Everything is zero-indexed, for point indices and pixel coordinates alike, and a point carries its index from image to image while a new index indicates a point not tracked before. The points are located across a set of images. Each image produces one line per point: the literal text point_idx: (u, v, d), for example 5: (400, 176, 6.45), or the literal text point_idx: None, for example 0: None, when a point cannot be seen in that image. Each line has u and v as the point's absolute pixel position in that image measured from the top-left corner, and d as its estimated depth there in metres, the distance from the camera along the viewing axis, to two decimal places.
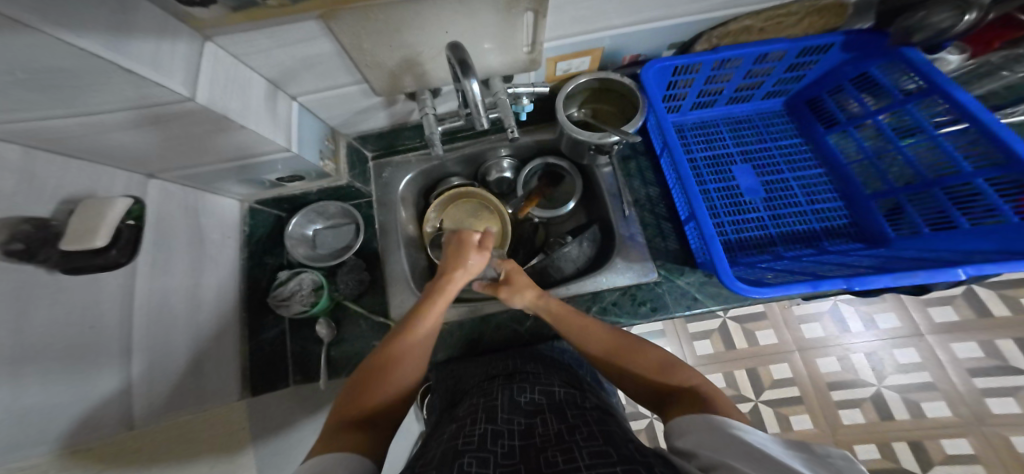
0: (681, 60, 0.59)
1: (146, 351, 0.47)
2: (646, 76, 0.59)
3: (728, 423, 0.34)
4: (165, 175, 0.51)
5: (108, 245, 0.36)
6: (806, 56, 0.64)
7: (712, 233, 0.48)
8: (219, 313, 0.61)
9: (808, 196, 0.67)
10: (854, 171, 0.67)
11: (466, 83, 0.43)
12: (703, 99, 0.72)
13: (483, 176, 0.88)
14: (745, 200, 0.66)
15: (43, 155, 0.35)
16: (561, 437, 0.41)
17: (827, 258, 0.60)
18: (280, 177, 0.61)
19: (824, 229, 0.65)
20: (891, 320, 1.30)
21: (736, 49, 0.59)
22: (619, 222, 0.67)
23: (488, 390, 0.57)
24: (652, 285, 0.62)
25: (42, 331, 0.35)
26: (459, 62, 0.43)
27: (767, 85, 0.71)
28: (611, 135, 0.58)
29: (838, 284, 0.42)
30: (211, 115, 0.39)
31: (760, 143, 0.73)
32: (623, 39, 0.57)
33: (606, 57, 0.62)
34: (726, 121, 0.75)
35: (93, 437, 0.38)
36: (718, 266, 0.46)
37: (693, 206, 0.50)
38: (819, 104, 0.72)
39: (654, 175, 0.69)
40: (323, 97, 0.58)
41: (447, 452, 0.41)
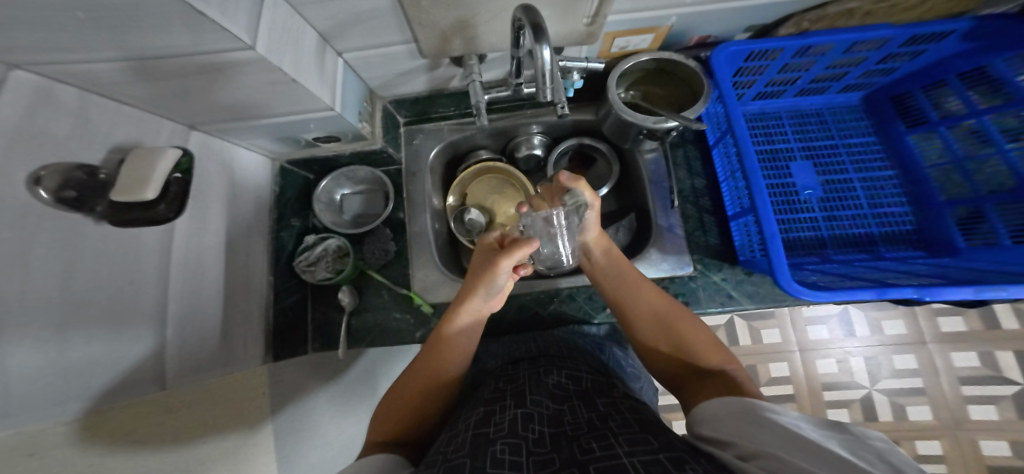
0: (760, 44, 0.55)
1: (180, 310, 0.46)
2: (716, 60, 0.56)
3: (764, 408, 0.33)
4: (206, 127, 0.49)
5: (156, 198, 0.33)
6: (914, 44, 0.58)
7: (773, 233, 0.45)
8: (249, 276, 0.59)
9: (871, 200, 0.66)
10: (933, 175, 0.65)
11: (538, 50, 0.38)
12: (771, 88, 0.68)
13: (511, 152, 0.83)
14: (800, 198, 0.64)
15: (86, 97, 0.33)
16: (594, 426, 0.41)
17: (882, 264, 0.59)
18: (317, 137, 0.58)
19: (882, 233, 0.63)
20: (898, 327, 1.31)
21: (826, 35, 0.55)
22: (658, 212, 0.63)
23: (514, 376, 0.56)
24: (685, 279, 0.60)
25: (87, 286, 0.34)
26: (532, 26, 0.38)
27: (850, 77, 0.67)
28: (669, 120, 0.51)
29: (908, 293, 0.41)
30: (265, 66, 0.36)
31: (827, 140, 0.70)
32: (695, 19, 0.53)
33: (671, 37, 0.57)
34: (791, 114, 0.72)
35: (133, 393, 0.38)
36: (776, 267, 0.44)
37: (754, 201, 0.47)
38: (906, 101, 0.69)
39: (702, 165, 0.65)
40: (368, 56, 0.54)
41: (478, 438, 0.40)
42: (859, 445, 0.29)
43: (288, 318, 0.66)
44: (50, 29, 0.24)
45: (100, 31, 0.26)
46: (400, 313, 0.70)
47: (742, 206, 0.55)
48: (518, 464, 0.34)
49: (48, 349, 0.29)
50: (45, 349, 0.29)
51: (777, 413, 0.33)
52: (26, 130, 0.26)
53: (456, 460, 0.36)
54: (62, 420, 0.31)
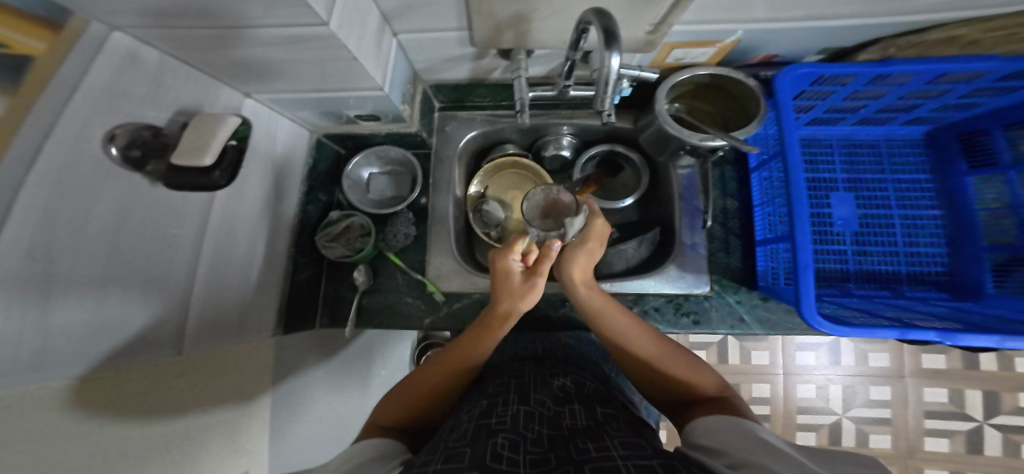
0: (831, 69, 0.49)
1: (207, 276, 0.45)
2: (780, 79, 0.48)
3: (759, 430, 0.36)
4: (260, 96, 0.49)
5: (212, 164, 0.33)
6: (1009, 81, 0.50)
7: (807, 264, 0.41)
8: (272, 246, 0.59)
9: (907, 236, 0.61)
10: (985, 218, 0.59)
11: (606, 58, 0.34)
12: (830, 114, 0.62)
13: (538, 150, 0.82)
14: (830, 230, 0.61)
15: (133, 45, 0.32)
16: (592, 430, 0.41)
17: (902, 303, 0.56)
18: (359, 115, 0.58)
19: (910, 273, 0.60)
20: (882, 360, 1.36)
21: (911, 64, 0.47)
22: (683, 229, 0.64)
23: (521, 374, 0.56)
24: (700, 298, 0.61)
25: (133, 246, 0.34)
26: (601, 32, 0.33)
27: (922, 110, 0.60)
28: (716, 139, 0.47)
29: (931, 335, 0.41)
30: (333, 42, 0.36)
31: (875, 173, 0.64)
32: (770, 36, 0.48)
33: (735, 53, 0.52)
34: (844, 143, 0.66)
35: (157, 355, 0.38)
36: (801, 297, 0.41)
37: (793, 229, 0.42)
38: (977, 138, 0.60)
39: (736, 187, 0.64)
40: (419, 40, 0.54)
41: (481, 427, 0.39)
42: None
43: (303, 292, 0.66)
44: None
45: None
46: (411, 298, 0.70)
47: (773, 232, 0.55)
48: (516, 461, 0.34)
49: (84, 306, 0.30)
50: (81, 304, 0.29)
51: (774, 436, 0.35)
52: (112, 90, 0.29)
53: (457, 445, 0.35)
54: (96, 376, 0.31)
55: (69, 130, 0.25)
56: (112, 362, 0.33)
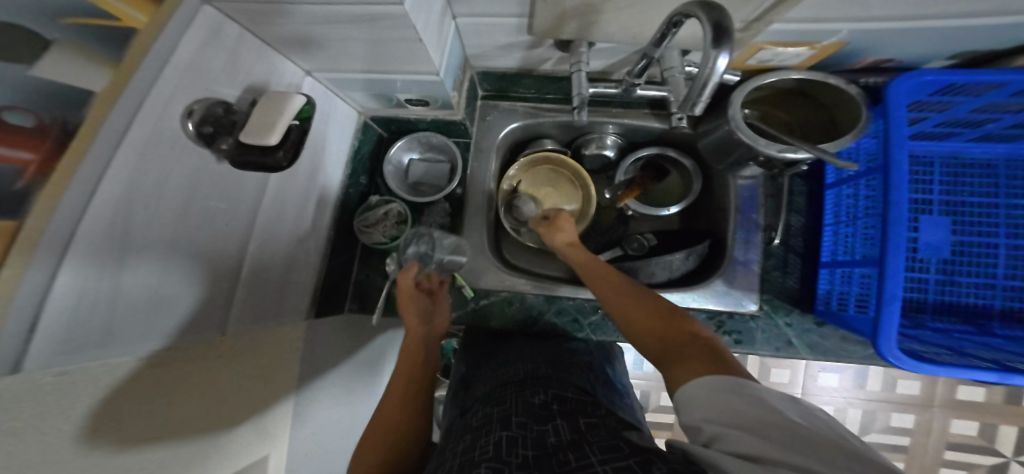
0: (965, 76, 0.45)
1: (256, 257, 0.45)
2: (895, 88, 0.44)
3: (750, 387, 0.32)
4: (318, 74, 0.48)
5: (276, 144, 0.32)
6: None
7: (894, 294, 0.39)
8: (315, 228, 0.59)
9: (1013, 269, 0.53)
10: None
11: (711, 58, 0.30)
12: (942, 124, 0.55)
13: (579, 147, 0.78)
14: (915, 257, 0.54)
15: (218, 19, 0.31)
16: (572, 435, 0.38)
17: (990, 344, 0.50)
18: (409, 99, 0.56)
19: (1005, 309, 0.52)
20: (910, 387, 1.30)
21: None
22: (735, 243, 0.60)
23: (500, 396, 0.50)
24: (747, 317, 0.58)
25: (192, 222, 0.33)
26: (708, 28, 0.29)
27: None
28: (799, 151, 0.44)
29: None
30: (404, 23, 0.34)
31: (986, 195, 0.54)
32: (885, 37, 0.42)
33: (837, 54, 0.47)
34: (949, 161, 0.56)
35: (207, 333, 0.38)
36: (881, 329, 0.39)
37: (883, 254, 0.39)
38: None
39: (804, 202, 0.59)
40: (478, 23, 0.51)
41: (464, 463, 0.36)
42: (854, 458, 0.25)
43: (337, 277, 0.65)
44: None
45: None
46: (441, 290, 0.69)
47: (846, 256, 0.51)
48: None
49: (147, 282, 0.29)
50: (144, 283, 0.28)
51: (775, 407, 0.30)
52: (195, 65, 0.29)
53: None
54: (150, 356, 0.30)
55: (156, 106, 0.26)
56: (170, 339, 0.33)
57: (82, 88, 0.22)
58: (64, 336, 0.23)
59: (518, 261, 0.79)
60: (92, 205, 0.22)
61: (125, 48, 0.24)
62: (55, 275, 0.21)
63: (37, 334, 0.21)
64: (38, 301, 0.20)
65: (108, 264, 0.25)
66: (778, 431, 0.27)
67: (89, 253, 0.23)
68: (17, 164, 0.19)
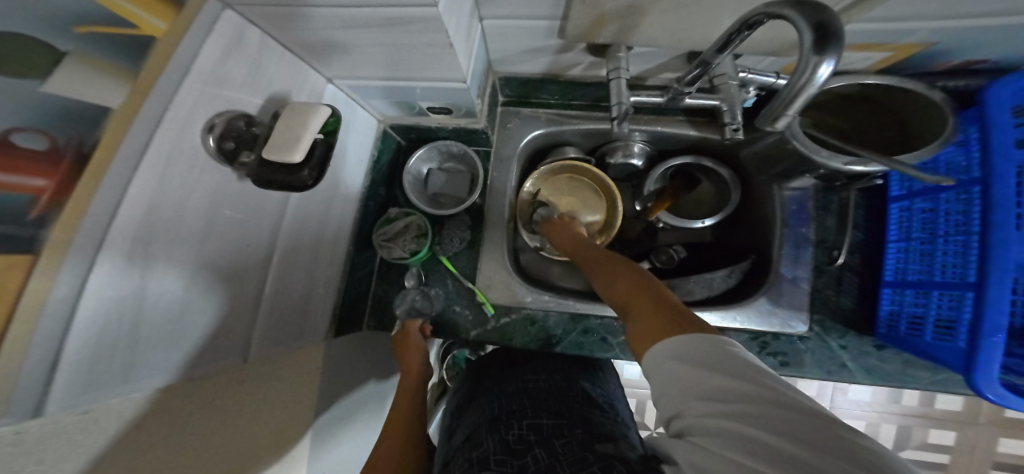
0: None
1: (278, 277, 0.42)
2: (993, 93, 0.39)
3: (714, 343, 0.30)
4: (339, 81, 0.45)
5: (302, 162, 0.29)
6: None
7: (997, 324, 0.35)
8: (335, 245, 0.56)
9: None
10: None
11: (810, 65, 0.26)
12: None
13: (603, 155, 0.74)
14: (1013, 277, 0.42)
15: (241, 23, 0.29)
16: (545, 462, 0.38)
17: None
18: (432, 107, 0.53)
19: None
20: (949, 402, 1.22)
21: None
22: (781, 259, 0.55)
23: (480, 432, 0.47)
24: (796, 338, 0.53)
25: (217, 245, 0.30)
26: (809, 29, 0.25)
27: None
28: (869, 165, 0.40)
29: None
30: (438, 26, 0.31)
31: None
32: (978, 36, 0.38)
33: (918, 55, 0.42)
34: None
35: (229, 363, 0.35)
36: (977, 363, 0.36)
37: (986, 281, 0.36)
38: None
39: (862, 217, 0.54)
40: (507, 26, 0.48)
41: None
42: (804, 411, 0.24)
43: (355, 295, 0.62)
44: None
45: None
46: (459, 307, 0.65)
47: (911, 275, 0.46)
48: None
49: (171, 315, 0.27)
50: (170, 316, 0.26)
51: (733, 363, 0.28)
52: (217, 73, 0.26)
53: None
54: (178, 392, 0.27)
55: (176, 121, 0.23)
56: (191, 374, 0.29)
57: (101, 104, 0.19)
58: (86, 381, 0.20)
59: (540, 275, 0.75)
60: (108, 236, 0.20)
61: (147, 57, 0.21)
62: (72, 316, 0.18)
63: (54, 384, 0.18)
64: (55, 347, 0.18)
65: (128, 300, 0.22)
66: (737, 396, 0.26)
67: (108, 288, 0.21)
68: (28, 193, 0.16)
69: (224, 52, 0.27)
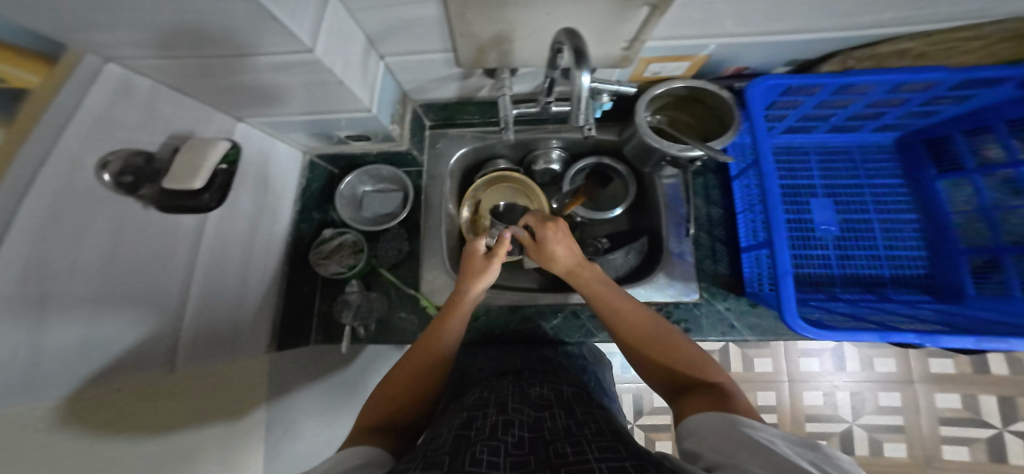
0: (798, 80, 0.51)
1: (201, 293, 0.46)
2: (750, 91, 0.52)
3: (740, 422, 0.33)
4: (251, 119, 0.51)
5: (202, 187, 0.35)
6: (957, 91, 0.53)
7: (785, 268, 0.44)
8: (267, 262, 0.60)
9: (887, 241, 0.61)
10: (956, 222, 0.59)
11: (577, 75, 0.39)
12: (805, 122, 0.63)
13: (529, 164, 0.83)
14: (813, 236, 0.60)
15: (127, 76, 0.34)
16: (570, 432, 0.39)
17: (889, 307, 0.55)
18: (348, 135, 0.60)
19: (892, 276, 0.59)
20: (888, 365, 1.24)
21: (873, 74, 0.50)
22: (671, 237, 0.66)
23: (498, 387, 0.52)
24: (690, 306, 0.62)
25: (124, 262, 0.34)
26: (573, 51, 0.38)
27: (888, 117, 0.61)
28: (695, 149, 0.53)
29: (909, 338, 0.41)
30: (321, 69, 0.38)
31: (852, 179, 0.64)
32: (735, 50, 0.51)
33: (709, 65, 0.56)
34: (820, 150, 0.66)
35: (148, 372, 0.38)
36: (783, 302, 0.44)
37: (771, 236, 0.46)
38: (944, 144, 0.61)
39: (720, 195, 0.67)
40: (405, 61, 0.56)
41: (460, 439, 0.36)
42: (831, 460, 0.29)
43: (296, 309, 0.66)
44: (123, 15, 0.26)
45: (176, 17, 0.28)
46: (405, 313, 0.70)
47: (756, 240, 0.57)
48: (497, 465, 0.32)
49: (92, 326, 0.31)
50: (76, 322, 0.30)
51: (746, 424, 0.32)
52: (106, 118, 0.31)
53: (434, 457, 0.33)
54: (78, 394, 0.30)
55: (65, 159, 0.27)
56: (104, 377, 0.33)
57: None
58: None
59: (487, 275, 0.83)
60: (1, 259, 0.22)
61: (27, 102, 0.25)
62: None
63: None
64: None
65: (25, 329, 0.25)
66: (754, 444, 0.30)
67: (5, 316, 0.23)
68: None
69: (113, 98, 0.32)
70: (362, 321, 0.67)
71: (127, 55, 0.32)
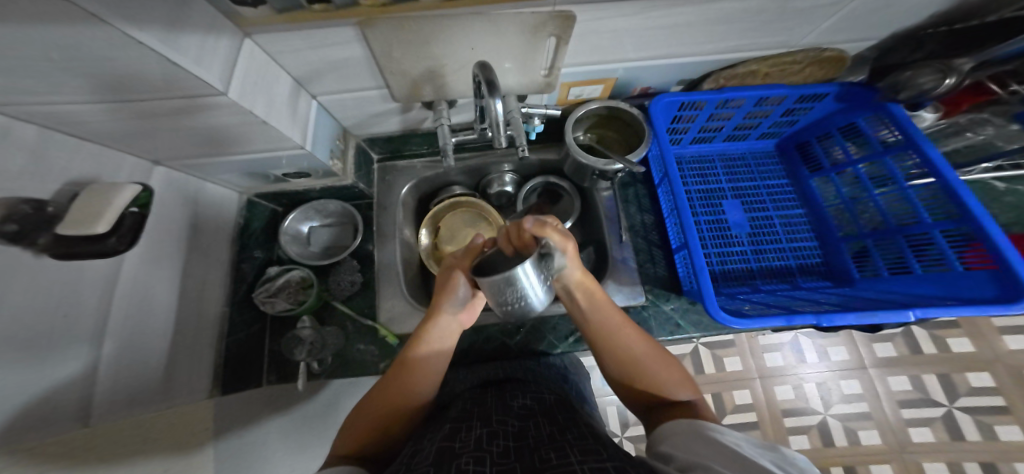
0: (688, 96, 0.59)
1: (120, 342, 0.43)
2: (653, 108, 0.60)
3: (709, 429, 0.33)
4: (172, 162, 0.51)
5: (108, 231, 0.33)
6: (803, 103, 0.63)
7: (702, 265, 0.53)
8: (200, 305, 0.57)
9: (789, 233, 0.67)
10: (831, 214, 0.66)
11: (492, 102, 0.43)
12: (703, 134, 0.70)
13: (483, 189, 0.86)
14: (729, 234, 0.66)
15: (5, 122, 0.32)
16: (554, 438, 0.40)
17: (800, 294, 0.60)
18: (286, 173, 0.60)
19: (799, 266, 0.64)
20: (841, 353, 1.30)
21: (741, 90, 0.59)
22: (613, 245, 0.70)
23: (481, 399, 0.53)
24: (639, 309, 0.65)
25: (15, 313, 0.32)
26: (486, 82, 0.43)
27: (763, 127, 0.70)
28: (617, 163, 0.60)
29: (809, 320, 0.47)
30: (238, 109, 0.39)
31: (750, 182, 0.71)
32: (637, 71, 0.58)
33: (620, 86, 0.63)
34: (722, 158, 0.73)
35: (60, 428, 0.35)
36: (705, 297, 0.51)
37: (686, 237, 0.54)
38: (808, 149, 0.71)
39: (650, 202, 0.74)
40: (342, 98, 0.58)
41: (443, 451, 0.37)
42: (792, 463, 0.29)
43: (239, 354, 0.62)
44: (14, 63, 0.27)
45: (64, 64, 0.28)
46: (364, 345, 0.67)
47: (682, 240, 0.64)
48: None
49: None
50: None
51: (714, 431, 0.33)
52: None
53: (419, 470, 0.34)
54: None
55: None
56: (14, 432, 0.30)
57: None
58: None
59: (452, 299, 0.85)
60: None
61: None
62: None
63: None
64: None
65: None
66: (727, 450, 0.30)
67: None
68: None
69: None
70: (317, 356, 0.65)
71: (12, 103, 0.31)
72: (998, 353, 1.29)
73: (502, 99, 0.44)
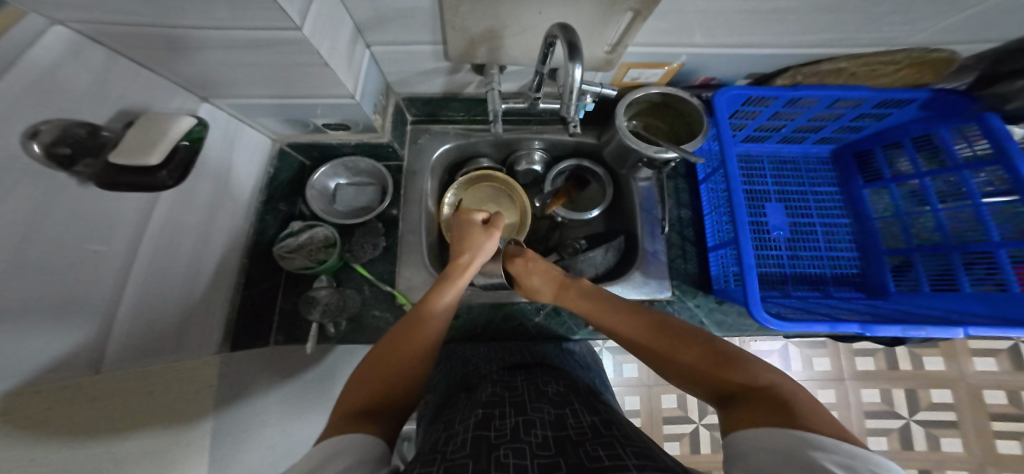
0: (756, 91, 0.58)
1: (146, 288, 0.41)
2: (717, 100, 0.58)
3: (807, 444, 0.26)
4: (218, 101, 0.48)
5: (159, 164, 0.31)
6: (881, 108, 0.61)
7: (750, 265, 0.52)
8: (224, 257, 0.55)
9: (829, 242, 0.67)
10: (878, 226, 0.67)
11: (570, 68, 0.40)
12: (759, 132, 0.70)
13: (511, 165, 0.83)
14: (768, 236, 0.67)
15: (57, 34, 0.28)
16: (597, 431, 0.38)
17: (831, 303, 0.62)
18: (328, 123, 0.57)
19: (833, 275, 0.66)
20: (824, 364, 1.36)
21: (815, 90, 0.57)
22: (645, 238, 0.70)
23: (512, 384, 0.52)
24: (664, 303, 0.65)
25: (55, 249, 0.29)
26: (566, 44, 0.40)
27: (826, 131, 0.69)
28: (669, 151, 0.58)
29: (853, 328, 0.48)
30: (306, 48, 0.35)
31: (798, 187, 0.71)
32: (707, 58, 0.56)
33: (682, 73, 0.61)
34: (772, 159, 0.73)
35: (85, 372, 0.33)
36: (749, 297, 0.51)
37: (737, 236, 0.54)
38: (868, 158, 0.70)
39: (689, 197, 0.73)
40: (393, 51, 0.54)
41: (479, 441, 0.36)
42: (868, 462, 0.25)
43: (254, 310, 0.60)
44: None
45: None
46: (380, 311, 0.66)
47: (722, 239, 0.63)
48: (524, 468, 0.32)
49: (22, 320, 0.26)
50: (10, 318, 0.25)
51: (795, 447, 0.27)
52: (39, 82, 0.27)
53: (456, 460, 0.32)
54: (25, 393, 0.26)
55: None
56: (49, 370, 0.29)
57: None
58: None
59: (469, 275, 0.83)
60: None
61: None
62: None
63: None
64: None
65: None
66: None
67: None
68: None
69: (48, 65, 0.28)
70: (331, 318, 0.63)
71: (59, 10, 0.28)
72: (965, 373, 1.35)
73: (581, 67, 0.41)
